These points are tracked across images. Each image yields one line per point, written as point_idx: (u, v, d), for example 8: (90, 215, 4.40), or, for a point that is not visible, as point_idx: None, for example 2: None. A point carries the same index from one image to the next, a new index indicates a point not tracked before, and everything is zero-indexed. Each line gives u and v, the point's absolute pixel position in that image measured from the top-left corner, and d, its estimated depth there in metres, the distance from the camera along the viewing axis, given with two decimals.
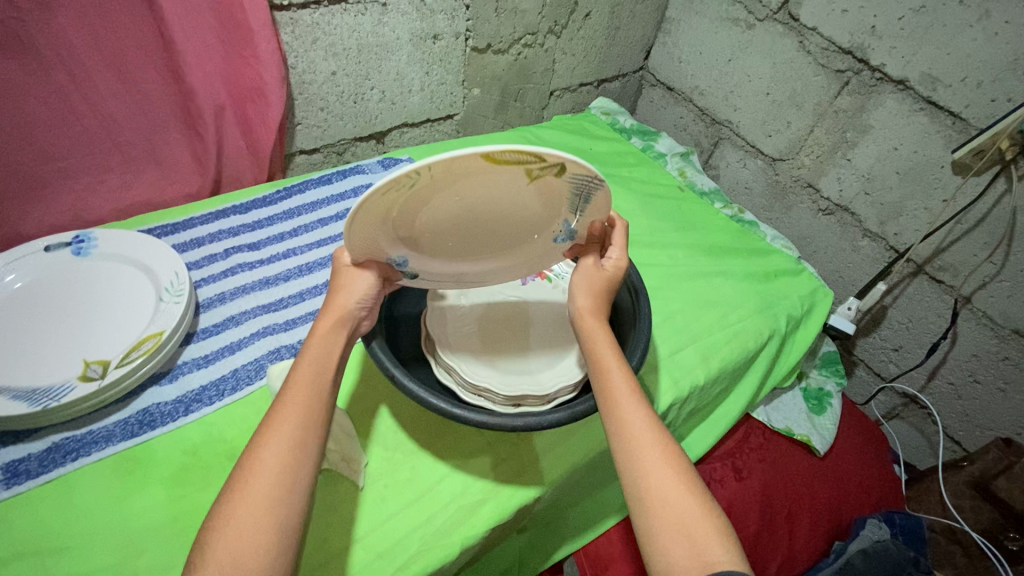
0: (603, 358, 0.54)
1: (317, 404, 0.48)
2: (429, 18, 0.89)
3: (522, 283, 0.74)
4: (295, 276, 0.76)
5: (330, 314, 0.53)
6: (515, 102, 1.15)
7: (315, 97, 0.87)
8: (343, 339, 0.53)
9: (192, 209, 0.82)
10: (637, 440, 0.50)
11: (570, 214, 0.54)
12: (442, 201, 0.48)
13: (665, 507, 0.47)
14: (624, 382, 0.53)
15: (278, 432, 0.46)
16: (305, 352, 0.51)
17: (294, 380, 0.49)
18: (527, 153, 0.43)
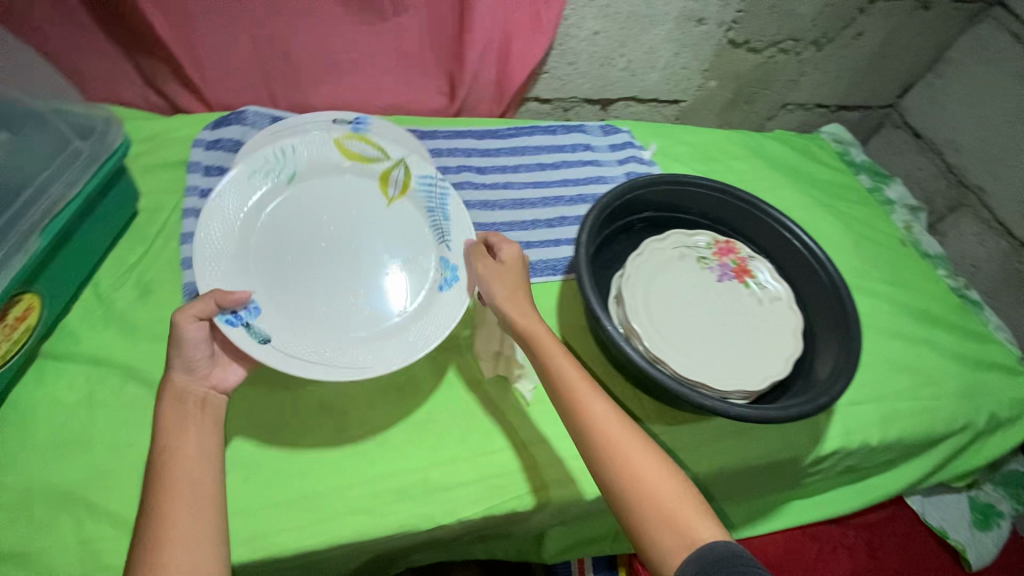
0: (556, 354, 0.54)
1: (201, 487, 0.47)
2: (703, 0, 0.88)
3: (720, 278, 0.73)
4: (509, 208, 0.83)
5: (168, 394, 0.51)
6: (743, 105, 1.10)
7: (569, 51, 0.91)
8: (200, 430, 0.50)
9: (437, 124, 0.91)
10: (598, 427, 0.51)
11: (432, 233, 0.65)
12: (314, 197, 0.64)
13: (644, 488, 0.48)
14: (568, 364, 0.54)
15: (173, 529, 0.45)
16: (169, 444, 0.49)
17: (168, 477, 0.47)
18: (367, 141, 0.66)
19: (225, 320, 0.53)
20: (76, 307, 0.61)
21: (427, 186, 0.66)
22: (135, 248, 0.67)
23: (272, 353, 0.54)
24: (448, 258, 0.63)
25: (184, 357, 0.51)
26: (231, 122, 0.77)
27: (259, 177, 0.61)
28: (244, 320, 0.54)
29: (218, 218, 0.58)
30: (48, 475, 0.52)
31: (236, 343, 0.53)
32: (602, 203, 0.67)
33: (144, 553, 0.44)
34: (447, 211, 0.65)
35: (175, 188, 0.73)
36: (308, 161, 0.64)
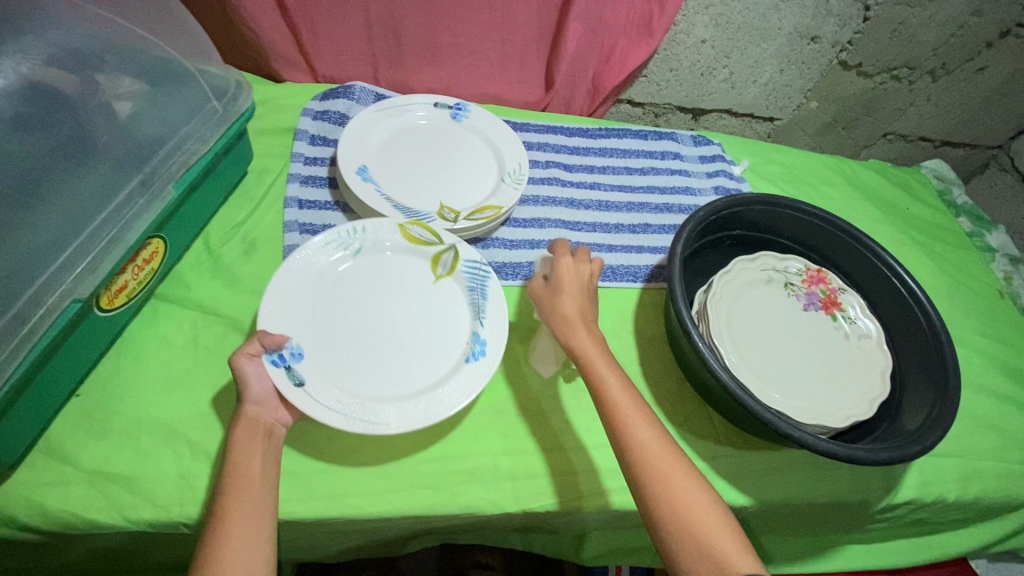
0: (603, 367, 0.54)
1: (258, 502, 0.49)
2: (821, 18, 0.85)
3: (806, 307, 0.72)
4: (594, 208, 0.82)
5: (242, 424, 0.52)
6: (842, 129, 1.06)
7: (672, 57, 0.90)
8: (262, 439, 0.52)
9: (529, 118, 0.92)
10: (642, 445, 0.50)
11: (474, 318, 0.63)
12: (372, 262, 0.64)
13: (686, 513, 0.47)
14: (617, 376, 0.54)
15: (230, 538, 0.47)
16: (237, 465, 0.50)
17: (231, 485, 0.49)
18: (428, 228, 0.66)
19: (270, 359, 0.54)
20: (187, 255, 0.65)
21: (473, 269, 0.65)
22: (243, 207, 0.70)
23: (301, 398, 0.53)
24: (480, 333, 0.61)
25: (248, 393, 0.53)
26: (339, 95, 0.81)
27: (329, 247, 0.63)
28: (285, 362, 0.55)
29: (282, 274, 0.59)
30: (154, 408, 0.56)
31: (276, 385, 0.53)
32: (699, 216, 0.66)
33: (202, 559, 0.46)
34: (487, 292, 0.64)
35: (281, 153, 0.76)
36: (370, 241, 0.65)
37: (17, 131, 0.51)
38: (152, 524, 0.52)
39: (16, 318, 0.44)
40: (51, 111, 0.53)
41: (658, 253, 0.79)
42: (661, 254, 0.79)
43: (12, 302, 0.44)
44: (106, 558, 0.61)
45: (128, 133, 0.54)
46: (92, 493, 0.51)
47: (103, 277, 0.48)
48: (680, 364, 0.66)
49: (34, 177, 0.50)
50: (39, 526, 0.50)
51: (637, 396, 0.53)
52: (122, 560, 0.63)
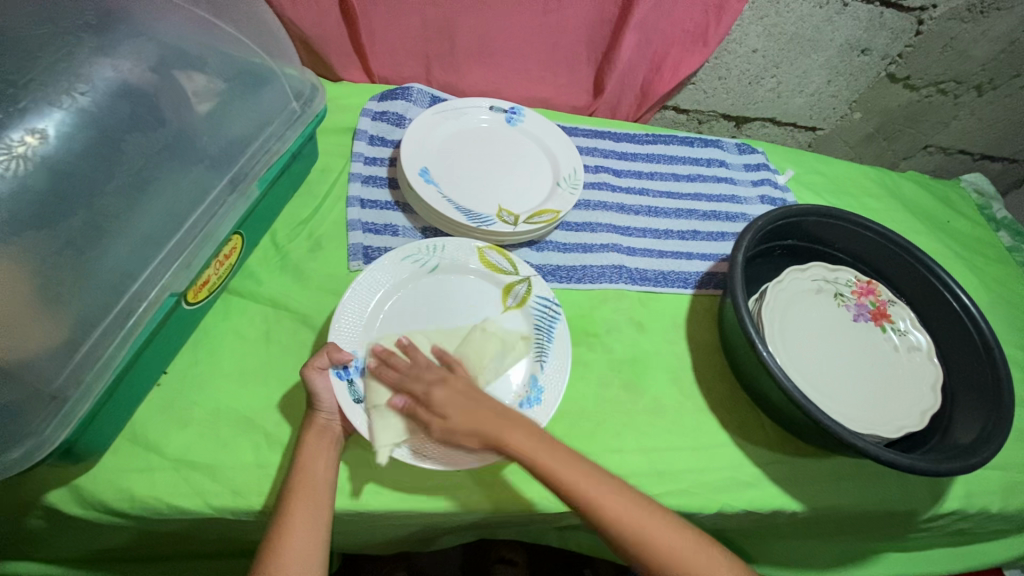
0: (528, 444, 0.53)
1: (319, 504, 0.51)
2: (873, 31, 0.86)
3: (856, 318, 0.72)
4: (643, 213, 0.83)
5: (312, 428, 0.54)
6: (882, 141, 1.06)
7: (722, 66, 0.91)
8: (327, 447, 0.54)
9: (576, 121, 0.92)
10: (599, 511, 0.52)
11: (534, 356, 0.63)
12: (446, 283, 0.66)
13: (665, 554, 0.52)
14: (545, 446, 0.54)
15: (292, 536, 0.50)
16: (304, 467, 0.52)
17: (296, 486, 0.51)
18: (505, 257, 0.68)
19: (336, 373, 0.56)
20: (256, 251, 0.67)
21: (543, 308, 0.65)
22: (307, 205, 0.72)
23: (360, 416, 0.55)
24: (538, 378, 0.61)
25: (318, 402, 0.55)
26: (397, 96, 0.82)
27: (407, 262, 0.65)
28: (349, 376, 0.56)
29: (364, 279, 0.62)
30: (231, 399, 0.57)
31: (338, 401, 0.55)
32: (757, 225, 0.68)
33: (270, 553, 0.50)
34: (553, 337, 0.64)
35: (342, 152, 0.77)
36: (446, 262, 0.66)
37: (129, 129, 0.50)
38: (233, 512, 0.54)
39: (123, 311, 0.46)
40: (152, 107, 0.52)
41: (707, 260, 0.80)
42: (711, 261, 0.80)
43: (118, 296, 0.46)
44: (174, 541, 0.63)
45: (220, 131, 0.54)
46: (176, 480, 0.53)
47: (197, 272, 0.50)
48: (734, 370, 0.68)
49: (144, 177, 0.49)
50: (125, 510, 0.52)
51: (575, 459, 0.55)
52: (189, 544, 0.65)
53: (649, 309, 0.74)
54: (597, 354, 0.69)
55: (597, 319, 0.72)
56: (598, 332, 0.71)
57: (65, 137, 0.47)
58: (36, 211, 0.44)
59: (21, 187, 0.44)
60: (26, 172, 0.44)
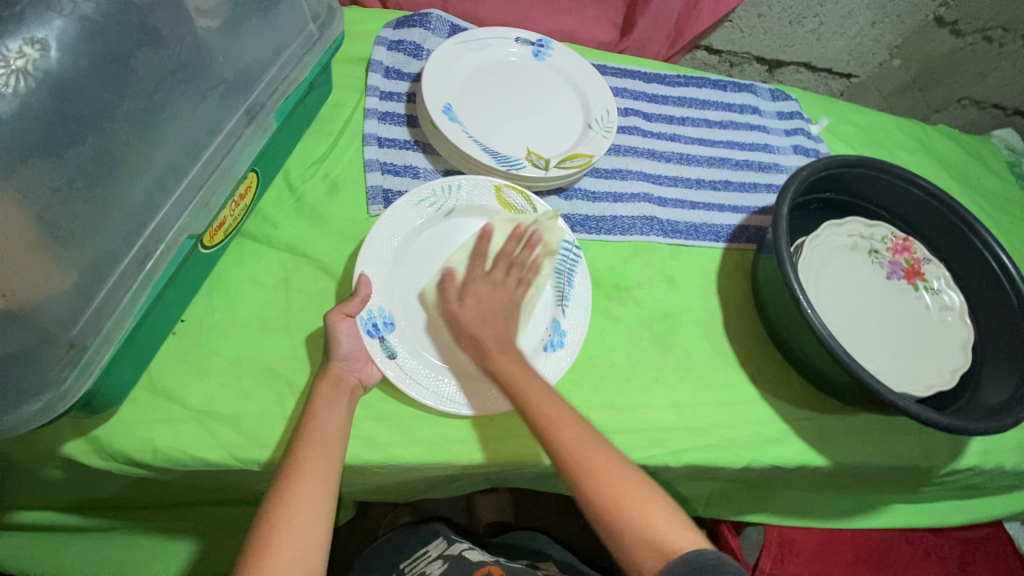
0: (526, 380, 0.52)
1: (329, 458, 0.49)
2: None
3: (889, 276, 0.71)
4: (675, 160, 0.79)
5: (328, 378, 0.52)
6: (917, 91, 1.02)
7: (764, 1, 0.85)
8: (341, 399, 0.52)
9: (606, 59, 0.85)
10: (570, 450, 0.50)
11: (556, 303, 0.61)
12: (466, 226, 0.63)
13: (609, 494, 0.48)
14: (549, 397, 0.52)
15: (300, 489, 0.47)
16: (317, 418, 0.50)
17: (306, 438, 0.49)
18: (527, 198, 0.64)
19: (366, 329, 0.54)
20: (269, 191, 0.62)
21: (565, 249, 0.63)
22: (320, 143, 0.66)
23: (395, 371, 0.54)
24: (561, 325, 0.60)
25: (337, 350, 0.53)
26: (415, 24, 0.74)
27: (423, 205, 0.61)
28: (380, 332, 0.55)
29: (381, 224, 0.58)
30: (252, 349, 0.54)
31: (369, 353, 0.54)
32: (802, 175, 0.64)
33: (272, 506, 0.47)
34: (574, 281, 0.63)
35: (355, 85, 0.71)
36: (462, 202, 0.62)
37: (140, 46, 0.45)
38: (259, 465, 0.51)
39: (140, 254, 0.42)
40: (162, 22, 0.46)
41: (739, 212, 0.77)
42: (743, 214, 0.77)
43: (135, 238, 0.42)
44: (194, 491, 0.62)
45: (235, 55, 0.49)
46: (199, 432, 0.50)
47: (216, 212, 0.45)
48: (767, 326, 0.66)
49: (155, 102, 0.44)
50: (148, 462, 0.50)
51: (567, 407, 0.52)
52: (211, 494, 0.64)
53: (680, 262, 0.72)
54: (628, 308, 0.67)
55: (627, 271, 0.69)
56: (630, 285, 0.68)
57: (68, 50, 0.42)
58: (42, 137, 0.40)
59: (25, 107, 0.40)
60: (28, 90, 0.40)
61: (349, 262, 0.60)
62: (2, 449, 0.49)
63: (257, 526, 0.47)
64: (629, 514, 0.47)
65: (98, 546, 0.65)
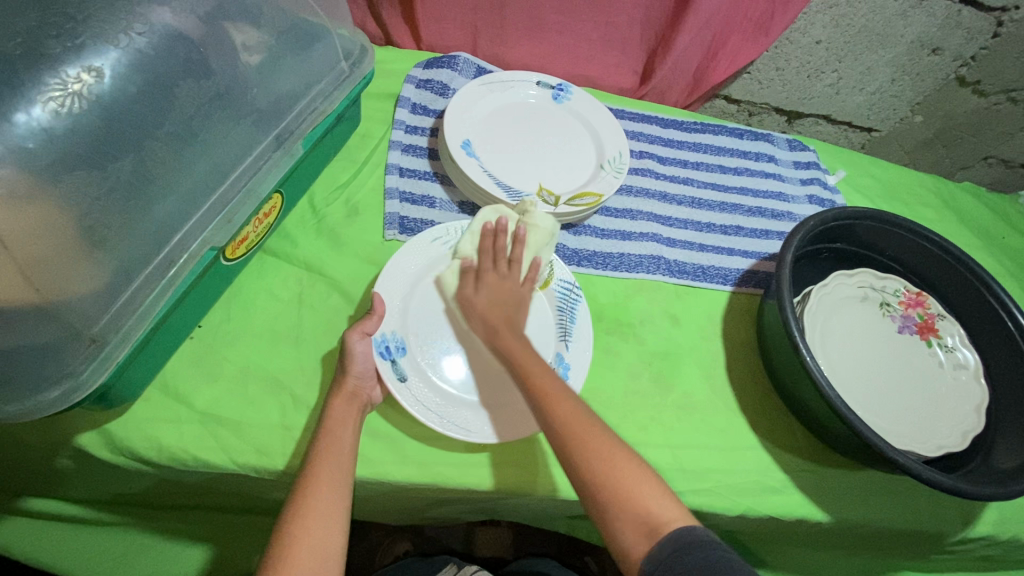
0: (539, 370, 0.52)
1: (344, 472, 0.51)
2: (948, 29, 0.83)
3: (901, 329, 0.69)
4: (687, 204, 0.80)
5: (342, 394, 0.54)
6: (941, 148, 1.01)
7: (782, 56, 0.87)
8: (354, 415, 0.54)
9: (625, 104, 0.88)
10: (563, 423, 0.49)
11: (558, 339, 0.63)
12: None
13: (607, 471, 0.47)
14: (527, 357, 0.53)
15: (316, 503, 0.49)
16: (328, 428, 0.52)
17: (321, 453, 0.51)
18: None
19: (379, 350, 0.56)
20: (293, 212, 0.66)
21: (566, 289, 0.65)
22: (345, 169, 0.70)
23: (403, 392, 0.55)
24: (564, 357, 0.61)
25: (351, 367, 0.55)
26: (443, 65, 0.79)
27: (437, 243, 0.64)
28: (392, 355, 0.57)
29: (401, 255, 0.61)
30: (262, 359, 0.57)
31: (380, 373, 0.55)
32: (809, 224, 0.65)
33: (290, 519, 0.48)
34: (577, 317, 0.64)
35: (384, 119, 0.76)
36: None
37: (185, 76, 0.49)
38: (256, 470, 0.53)
39: (165, 260, 0.46)
40: (208, 56, 0.51)
41: (749, 257, 0.77)
42: (752, 259, 0.77)
43: (162, 244, 0.46)
44: (201, 494, 0.65)
45: (270, 86, 0.54)
46: (203, 434, 0.53)
47: (238, 227, 0.50)
48: (770, 373, 0.66)
49: (194, 126, 0.49)
50: (153, 459, 0.52)
51: (562, 385, 0.52)
52: (214, 498, 0.66)
53: (685, 303, 0.72)
54: (629, 344, 0.67)
55: (632, 308, 0.70)
56: (633, 322, 0.69)
57: (120, 77, 0.46)
58: (87, 152, 0.44)
59: (76, 125, 0.44)
60: (80, 111, 0.44)
61: (361, 284, 0.63)
62: (21, 436, 0.53)
63: (273, 536, 0.48)
64: (613, 486, 0.47)
65: (103, 538, 0.67)
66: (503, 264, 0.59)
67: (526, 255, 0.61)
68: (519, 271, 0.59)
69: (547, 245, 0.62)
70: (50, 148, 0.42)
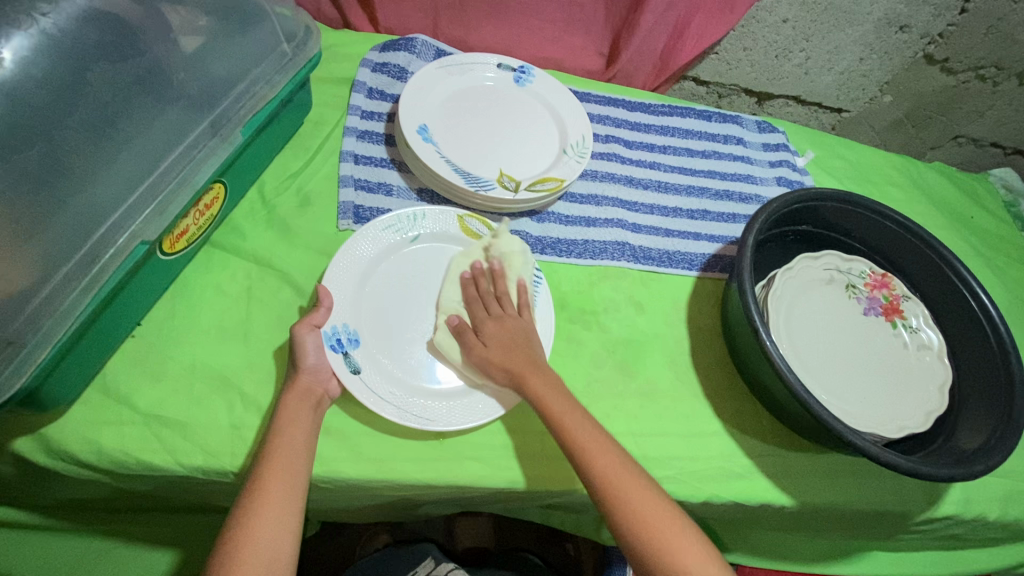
0: (560, 409, 0.52)
1: (296, 471, 0.49)
2: (915, 6, 0.82)
3: (866, 312, 0.69)
4: (653, 188, 0.79)
5: (294, 390, 0.52)
6: (910, 128, 1.01)
7: (749, 35, 0.86)
8: (309, 413, 0.52)
9: (591, 87, 0.86)
10: (586, 459, 0.50)
11: None
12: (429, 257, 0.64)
13: (629, 509, 0.48)
14: (568, 406, 0.53)
15: (268, 503, 0.47)
16: (281, 427, 0.50)
17: (271, 453, 0.49)
18: (485, 224, 0.65)
19: (330, 343, 0.54)
20: (242, 203, 0.64)
21: None
22: (297, 157, 0.68)
23: (357, 385, 0.53)
24: None
25: (304, 362, 0.53)
26: (400, 47, 0.76)
27: (385, 232, 0.61)
28: (343, 348, 0.55)
29: (347, 248, 0.59)
30: (208, 357, 0.55)
31: (333, 366, 0.53)
32: (772, 207, 0.64)
33: (238, 521, 0.47)
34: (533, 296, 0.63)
35: (339, 105, 0.73)
36: (426, 232, 0.63)
37: (99, 57, 0.47)
38: (203, 471, 0.52)
39: (88, 256, 0.44)
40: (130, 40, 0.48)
41: (716, 241, 0.76)
42: (719, 243, 0.76)
43: (84, 240, 0.44)
44: (156, 495, 0.63)
45: (202, 71, 0.52)
46: (146, 435, 0.51)
47: (172, 220, 0.48)
48: (734, 358, 0.65)
49: (110, 112, 0.47)
50: (93, 462, 0.50)
51: (584, 415, 0.53)
52: (169, 499, 0.64)
53: (650, 289, 0.71)
54: (592, 332, 0.66)
55: (595, 295, 0.69)
56: (597, 310, 0.68)
57: None
58: None
59: None
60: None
61: (313, 278, 0.61)
62: None
63: (221, 540, 0.46)
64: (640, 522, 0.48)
65: (54, 543, 0.65)
66: (496, 302, 0.59)
67: (511, 282, 0.61)
68: (511, 304, 0.59)
69: (526, 264, 0.62)
70: None
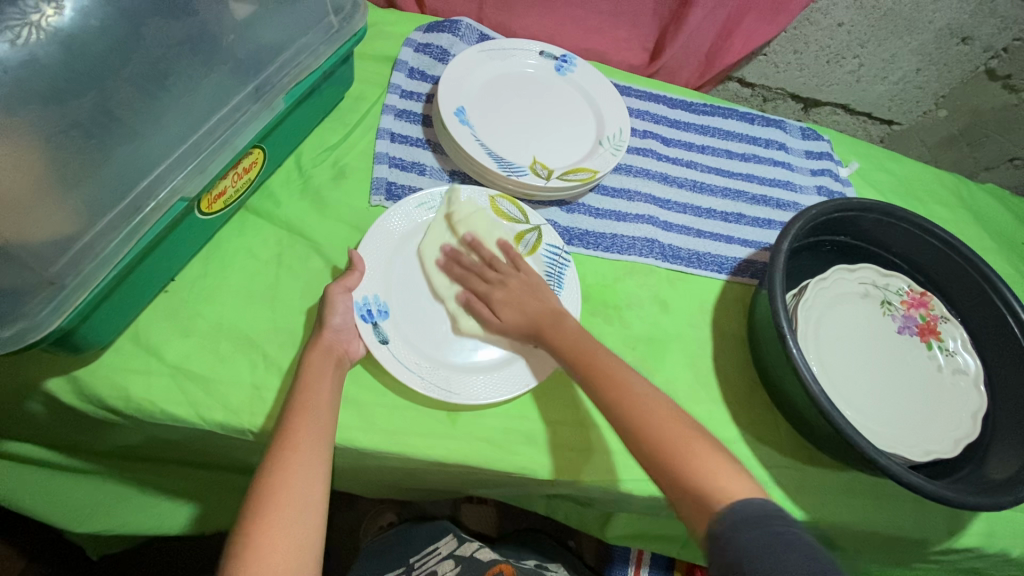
0: (576, 335, 0.55)
1: (322, 423, 0.50)
2: (980, 17, 0.79)
3: (901, 330, 0.66)
4: (688, 187, 0.77)
5: (318, 347, 0.53)
6: (964, 146, 0.96)
7: (801, 38, 0.83)
8: (334, 371, 0.53)
9: (633, 81, 0.85)
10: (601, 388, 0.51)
11: None
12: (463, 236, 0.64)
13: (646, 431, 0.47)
14: (587, 347, 0.54)
15: (296, 455, 0.48)
16: (308, 383, 0.51)
17: (298, 404, 0.50)
18: (517, 206, 0.66)
19: (360, 313, 0.55)
20: (279, 171, 0.65)
21: (553, 255, 0.64)
22: (335, 131, 0.69)
23: (384, 355, 0.54)
24: None
25: (330, 320, 0.54)
26: (444, 29, 0.76)
27: (422, 210, 0.63)
28: (373, 318, 0.56)
29: (380, 223, 0.60)
30: (235, 317, 0.56)
31: (361, 333, 0.55)
32: (811, 213, 0.62)
33: (267, 470, 0.47)
34: (563, 283, 0.63)
35: (380, 82, 0.74)
36: None
37: (155, 16, 0.50)
38: (223, 427, 0.53)
39: (129, 207, 0.45)
40: None
41: (749, 246, 0.75)
42: (752, 248, 0.75)
43: (125, 193, 0.45)
44: (178, 449, 0.65)
45: (251, 38, 0.54)
46: (171, 387, 0.53)
47: (210, 179, 0.48)
48: (758, 366, 0.64)
49: (160, 71, 0.49)
50: (120, 408, 0.52)
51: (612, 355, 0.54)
52: (191, 454, 0.66)
53: (676, 289, 0.70)
54: (613, 327, 0.66)
55: (619, 291, 0.68)
56: (620, 305, 0.67)
57: (81, 12, 0.47)
58: (49, 89, 0.45)
59: (32, 58, 0.44)
60: (38, 42, 0.45)
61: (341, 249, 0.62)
62: None
63: (251, 490, 0.47)
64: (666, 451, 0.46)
65: (78, 486, 0.67)
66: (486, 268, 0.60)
67: (490, 244, 0.62)
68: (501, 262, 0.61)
69: (493, 225, 0.64)
70: (5, 78, 0.43)
